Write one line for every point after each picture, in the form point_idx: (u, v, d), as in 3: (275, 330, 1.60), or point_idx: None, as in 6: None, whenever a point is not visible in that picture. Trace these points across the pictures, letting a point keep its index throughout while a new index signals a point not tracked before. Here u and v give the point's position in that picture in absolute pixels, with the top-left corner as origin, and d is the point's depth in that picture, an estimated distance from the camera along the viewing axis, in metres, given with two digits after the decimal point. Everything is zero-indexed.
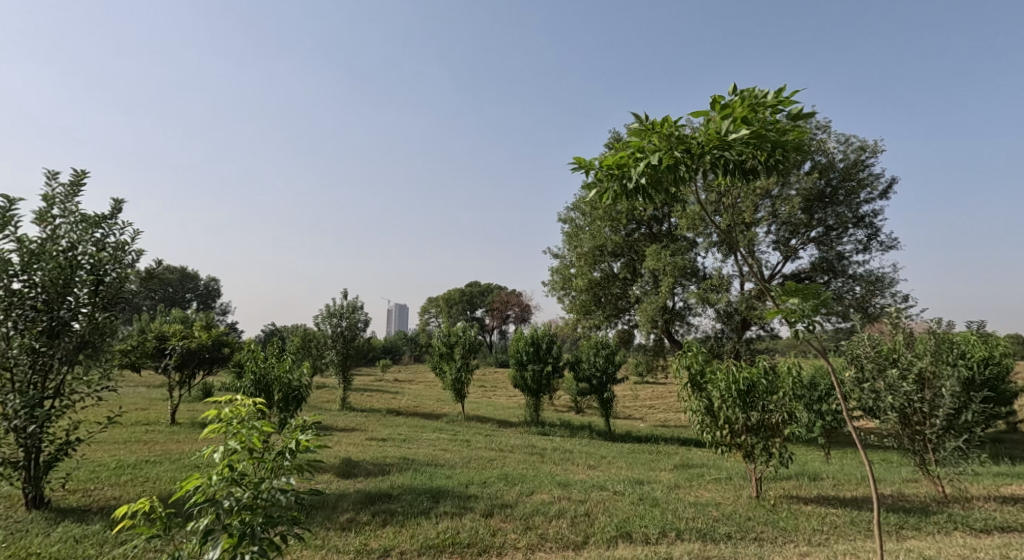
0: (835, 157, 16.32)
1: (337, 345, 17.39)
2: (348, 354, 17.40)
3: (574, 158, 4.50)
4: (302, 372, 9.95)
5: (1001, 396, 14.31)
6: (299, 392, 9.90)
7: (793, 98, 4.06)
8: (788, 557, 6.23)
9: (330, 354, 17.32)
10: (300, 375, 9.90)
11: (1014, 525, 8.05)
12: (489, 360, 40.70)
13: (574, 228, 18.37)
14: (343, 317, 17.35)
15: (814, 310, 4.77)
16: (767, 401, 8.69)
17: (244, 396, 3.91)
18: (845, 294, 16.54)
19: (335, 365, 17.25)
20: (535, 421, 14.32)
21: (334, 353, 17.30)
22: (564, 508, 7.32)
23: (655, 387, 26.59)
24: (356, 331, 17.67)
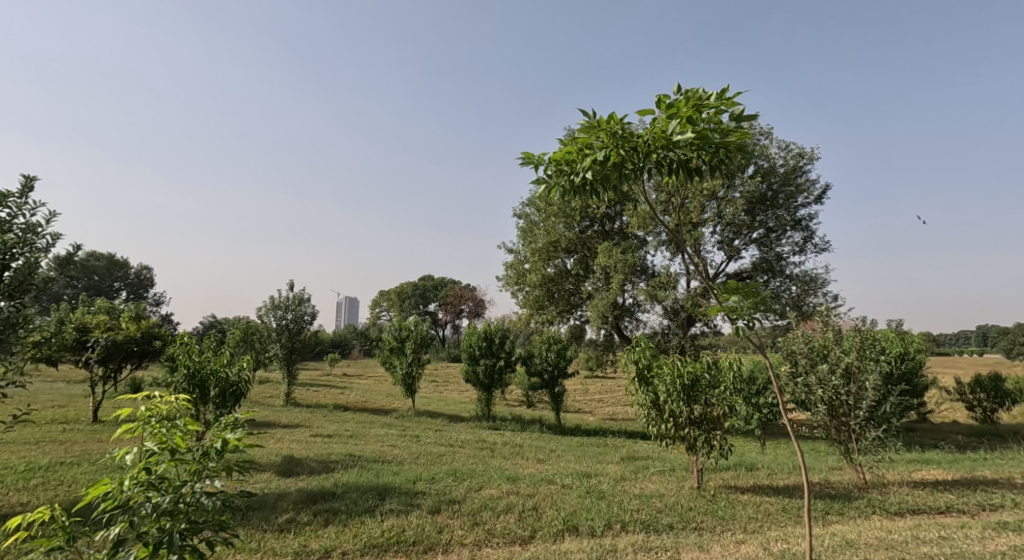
0: (776, 162, 16.96)
1: (282, 338, 16.86)
2: (293, 347, 16.90)
3: (523, 152, 4.40)
4: (240, 367, 9.69)
5: (916, 389, 15.28)
6: (237, 387, 9.76)
7: (735, 99, 4.10)
8: (726, 545, 6.41)
9: (274, 348, 16.78)
10: (238, 370, 9.66)
11: (925, 507, 8.57)
12: (441, 355, 40.46)
13: (528, 224, 18.40)
14: (288, 309, 16.89)
15: (753, 308, 4.87)
16: (710, 395, 8.96)
17: (164, 394, 3.72)
18: (782, 293, 17.24)
19: (279, 360, 16.72)
20: (487, 416, 14.28)
21: (279, 347, 16.74)
22: (512, 503, 7.33)
23: (604, 381, 27.05)
24: (303, 324, 17.19)
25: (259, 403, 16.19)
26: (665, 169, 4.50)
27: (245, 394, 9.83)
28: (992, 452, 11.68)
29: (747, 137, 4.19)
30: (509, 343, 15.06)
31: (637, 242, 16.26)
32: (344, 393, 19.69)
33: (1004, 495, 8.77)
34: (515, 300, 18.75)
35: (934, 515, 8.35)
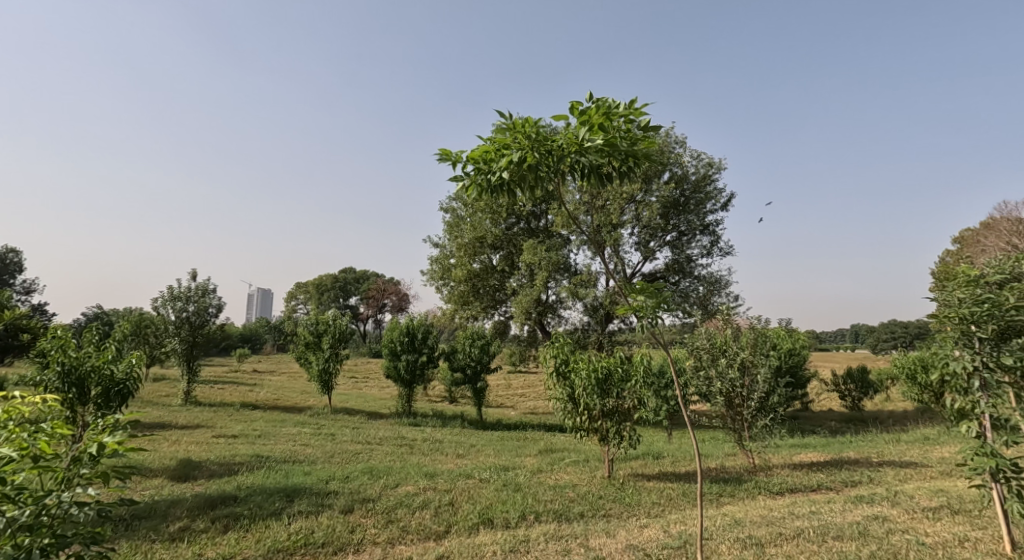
0: (688, 170, 17.98)
1: (181, 332, 16.00)
2: (194, 342, 16.12)
3: (441, 148, 4.17)
4: (129, 363, 9.14)
5: (800, 381, 16.78)
6: (124, 387, 9.10)
7: (643, 110, 4.31)
8: (631, 528, 6.74)
9: (171, 343, 15.90)
10: (126, 367, 9.08)
11: (802, 486, 9.53)
12: (360, 351, 39.72)
13: (454, 219, 18.42)
14: (190, 301, 16.08)
15: (657, 307, 5.22)
16: (621, 388, 9.51)
17: (26, 393, 3.43)
18: (691, 292, 18.35)
19: (177, 355, 15.89)
20: (407, 412, 14.25)
21: (178, 341, 15.83)
22: (427, 499, 7.45)
23: (526, 376, 27.61)
24: (207, 318, 16.35)
25: (153, 403, 15.35)
26: (578, 172, 4.64)
27: (133, 392, 9.15)
28: (862, 435, 13.09)
29: (653, 147, 4.42)
30: (433, 338, 14.97)
31: (561, 241, 16.69)
32: (254, 391, 18.93)
33: (862, 472, 9.93)
34: (439, 294, 18.76)
35: (808, 492, 9.29)
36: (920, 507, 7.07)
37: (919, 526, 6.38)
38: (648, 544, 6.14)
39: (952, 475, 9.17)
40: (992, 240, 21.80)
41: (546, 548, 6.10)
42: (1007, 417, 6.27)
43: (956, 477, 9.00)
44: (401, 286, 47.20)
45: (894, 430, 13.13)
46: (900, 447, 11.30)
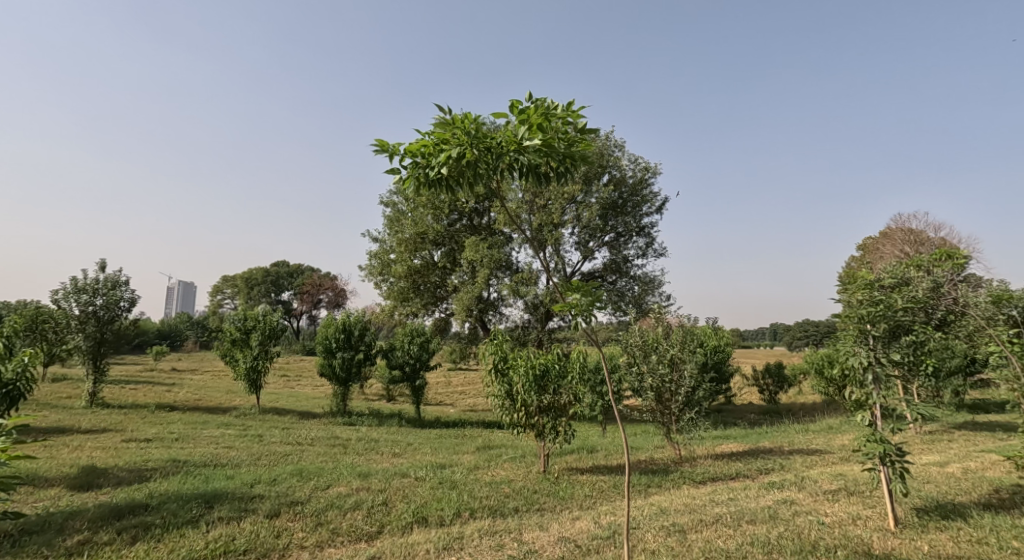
0: (626, 173, 18.55)
1: (86, 327, 15.09)
2: (101, 338, 15.26)
3: (377, 140, 4.08)
4: (21, 362, 7.30)
5: (725, 377, 17.71)
6: (14, 388, 7.36)
7: (581, 112, 4.32)
8: (564, 522, 6.90)
9: (75, 340, 14.96)
10: (19, 367, 7.27)
11: (723, 476, 10.10)
12: (293, 349, 38.63)
13: (395, 213, 18.17)
14: (97, 293, 15.16)
15: (591, 305, 5.42)
16: (557, 384, 9.78)
17: None
18: (626, 292, 18.99)
19: (82, 353, 14.98)
20: (341, 411, 14.04)
21: (83, 338, 14.98)
22: (361, 500, 7.22)
23: (464, 374, 27.73)
24: (116, 313, 15.51)
25: (53, 405, 14.41)
26: (517, 170, 4.63)
27: (26, 395, 7.48)
28: (775, 426, 14.02)
29: (590, 149, 4.44)
30: (370, 335, 14.88)
31: (503, 238, 16.87)
32: (172, 391, 18.13)
33: (776, 460, 10.64)
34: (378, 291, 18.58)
35: (728, 481, 9.88)
36: (821, 490, 7.75)
37: (820, 507, 6.97)
38: (579, 536, 6.39)
39: (850, 460, 10.04)
40: (890, 246, 23.79)
41: (480, 543, 6.18)
42: (895, 407, 7.01)
43: (854, 462, 9.87)
44: (336, 282, 46.20)
45: (804, 421, 14.14)
46: (808, 436, 12.22)
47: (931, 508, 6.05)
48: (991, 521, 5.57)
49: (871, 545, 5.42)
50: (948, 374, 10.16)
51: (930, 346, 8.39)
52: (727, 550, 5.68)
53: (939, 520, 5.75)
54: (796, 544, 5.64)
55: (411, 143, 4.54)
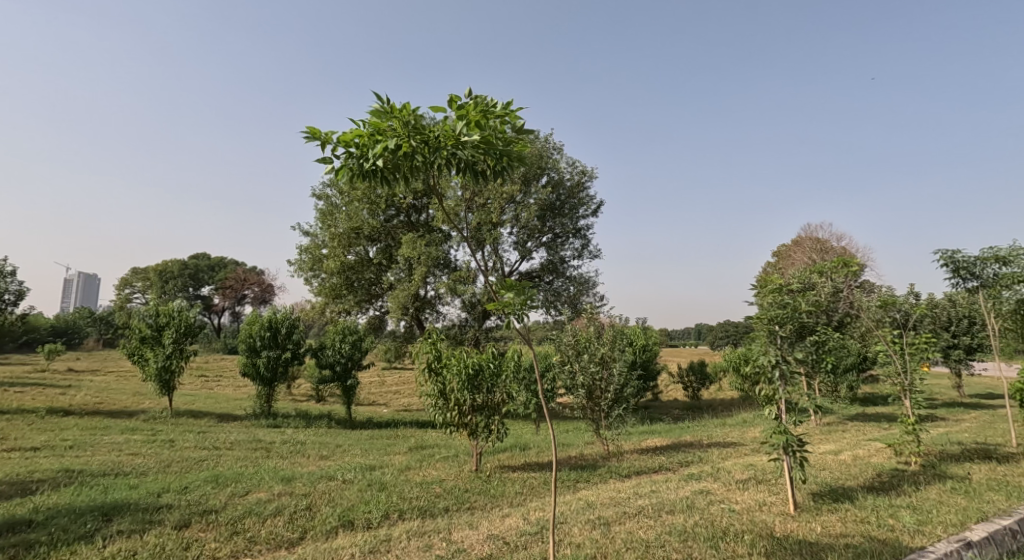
0: (564, 176, 18.98)
1: None
2: None
3: (309, 126, 3.99)
4: None
5: (652, 375, 18.43)
6: None
7: (519, 113, 4.43)
8: (493, 520, 7.06)
9: None
10: None
11: (647, 469, 10.57)
12: (213, 349, 36.90)
13: (329, 207, 17.75)
14: None
15: (524, 304, 5.58)
16: (491, 384, 9.93)
17: None
18: (562, 292, 19.43)
19: None
20: (266, 413, 13.66)
21: None
22: (283, 505, 7.06)
23: (398, 373, 27.45)
24: (3, 308, 14.35)
25: None
26: (454, 166, 4.69)
27: None
28: (697, 421, 14.77)
29: (527, 149, 4.56)
30: (298, 334, 14.50)
31: (442, 236, 16.93)
32: (67, 395, 16.88)
33: (696, 453, 11.22)
34: (309, 287, 18.12)
35: (651, 474, 10.34)
36: (734, 480, 8.28)
37: (732, 496, 7.47)
38: (507, 533, 6.57)
39: (760, 451, 10.77)
40: (799, 253, 25.48)
41: (408, 545, 6.23)
42: (797, 402, 7.63)
43: (763, 453, 10.59)
44: (263, 277, 44.50)
45: (721, 415, 14.99)
46: (725, 430, 12.97)
47: (824, 492, 6.63)
48: (874, 502, 6.18)
49: (774, 529, 5.89)
50: (845, 371, 11.08)
51: (830, 345, 9.18)
52: (646, 540, 5.99)
53: (831, 503, 6.31)
54: (708, 531, 6.04)
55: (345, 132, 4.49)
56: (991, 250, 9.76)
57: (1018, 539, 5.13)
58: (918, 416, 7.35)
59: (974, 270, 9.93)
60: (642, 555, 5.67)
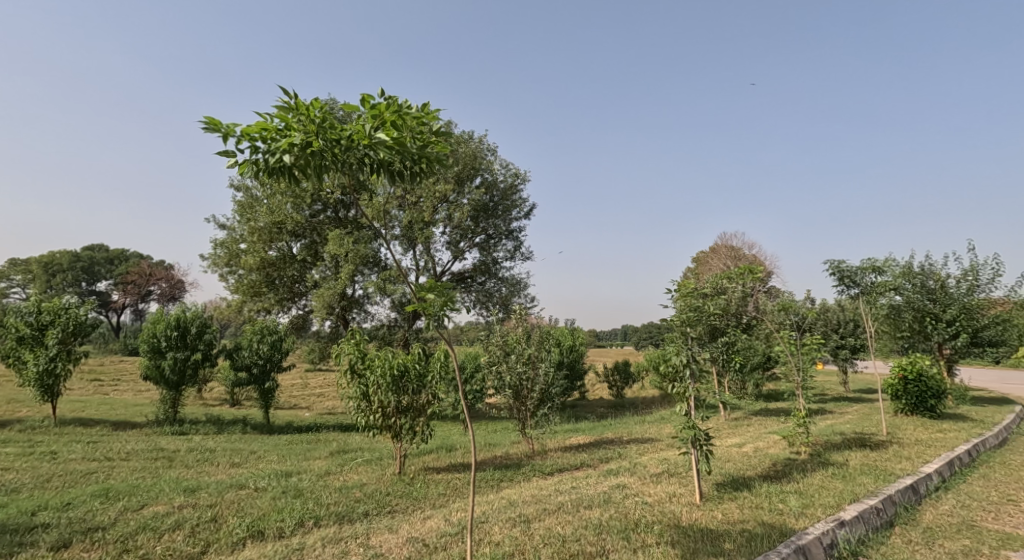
0: (498, 178, 19.08)
1: None
2: None
3: (208, 117, 3.82)
4: None
5: (579, 374, 18.81)
6: None
7: (435, 115, 4.45)
8: (414, 522, 7.01)
9: None
10: None
11: (569, 466, 10.81)
12: (111, 350, 34.23)
13: (248, 198, 17.02)
14: None
15: (444, 306, 5.48)
16: (416, 385, 9.85)
17: None
18: (494, 292, 19.54)
19: None
20: (171, 419, 12.89)
21: None
22: (184, 518, 6.73)
23: (323, 375, 26.69)
24: None
25: None
26: (368, 166, 4.64)
27: None
28: (618, 418, 15.24)
29: (444, 152, 4.58)
30: (209, 334, 13.72)
31: (372, 234, 16.66)
32: None
33: (616, 450, 11.58)
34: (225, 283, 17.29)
35: (573, 471, 10.58)
36: (648, 473, 8.61)
37: (645, 489, 7.79)
38: (428, 535, 6.56)
39: (675, 447, 11.28)
40: (716, 259, 26.80)
41: (322, 552, 6.10)
42: (706, 400, 8.02)
43: (678, 448, 11.07)
44: (171, 272, 41.84)
45: (642, 413, 15.57)
46: (644, 427, 13.46)
47: (727, 482, 7.05)
48: (768, 489, 6.63)
49: (680, 519, 6.19)
50: (751, 369, 11.78)
51: (738, 346, 9.72)
52: (563, 535, 6.15)
53: (732, 492, 6.71)
54: (622, 523, 6.28)
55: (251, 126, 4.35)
56: (870, 260, 10.66)
57: (882, 515, 5.66)
58: (808, 409, 7.94)
59: (856, 278, 10.78)
60: (557, 550, 5.79)
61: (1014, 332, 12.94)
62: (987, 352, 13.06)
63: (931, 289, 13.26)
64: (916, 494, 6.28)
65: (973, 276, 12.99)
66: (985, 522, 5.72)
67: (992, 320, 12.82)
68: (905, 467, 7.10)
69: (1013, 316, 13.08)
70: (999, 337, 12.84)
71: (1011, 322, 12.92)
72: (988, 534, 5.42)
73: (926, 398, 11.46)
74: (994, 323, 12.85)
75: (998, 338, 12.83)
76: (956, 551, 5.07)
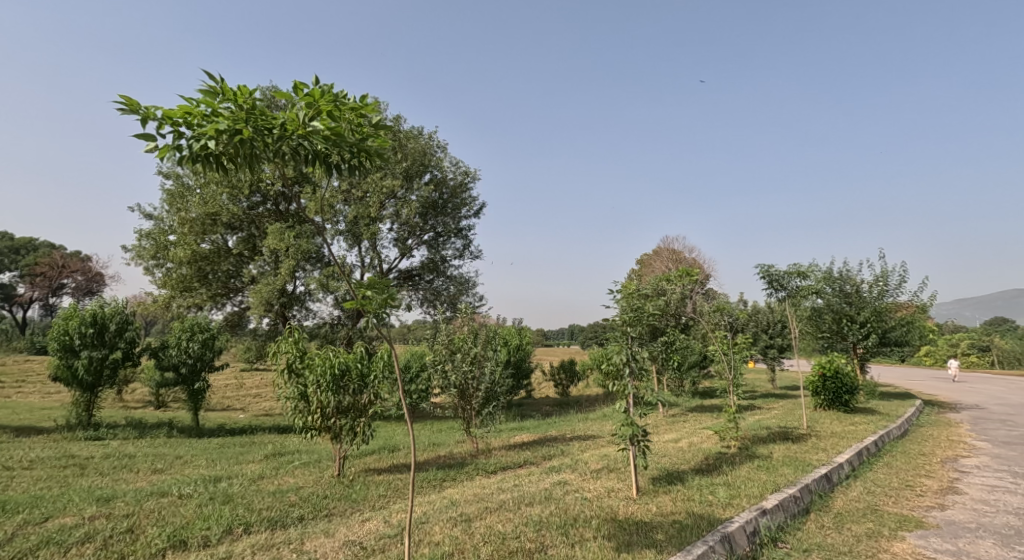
0: (447, 175, 18.91)
1: None
2: None
3: (124, 98, 3.57)
4: None
5: (526, 373, 18.86)
6: None
7: (373, 107, 4.34)
8: (351, 525, 6.84)
9: None
10: None
11: (512, 464, 10.83)
12: (19, 349, 31.79)
13: (178, 187, 16.24)
14: None
15: (383, 303, 5.31)
16: (356, 384, 9.64)
17: None
18: (442, 291, 19.40)
19: None
20: (84, 423, 12.15)
21: None
22: (95, 529, 6.34)
23: (260, 375, 25.76)
24: None
25: None
26: (302, 157, 4.47)
27: None
28: (562, 417, 15.39)
29: (382, 144, 4.48)
30: (130, 332, 12.89)
31: (314, 229, 15.85)
32: None
33: (558, 447, 11.68)
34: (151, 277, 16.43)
35: (516, 468, 10.60)
36: (589, 470, 8.72)
37: (585, 485, 7.89)
38: (365, 537, 6.42)
39: (616, 443, 11.48)
40: (658, 261, 27.51)
41: None
42: (643, 396, 8.16)
43: (618, 444, 11.26)
44: (88, 264, 39.30)
45: (587, 410, 15.74)
46: (587, 424, 13.65)
47: (662, 476, 7.22)
48: (699, 482, 6.84)
49: (617, 513, 6.29)
50: (688, 367, 12.11)
51: (676, 345, 9.97)
52: (503, 533, 6.13)
53: (666, 486, 6.87)
54: (561, 519, 6.33)
55: (174, 110, 4.11)
56: (795, 265, 11.16)
57: (799, 503, 5.92)
58: (738, 405, 8.23)
59: (783, 282, 11.25)
60: (497, 548, 5.76)
61: (916, 333, 13.79)
62: (895, 351, 13.91)
63: (848, 293, 14.02)
64: (830, 482, 6.61)
65: (883, 281, 13.79)
66: (886, 506, 6.08)
67: (898, 322, 13.66)
68: (821, 457, 7.48)
69: (916, 319, 13.94)
70: (903, 338, 13.68)
71: (914, 325, 13.78)
72: (888, 517, 5.77)
73: (841, 394, 12.13)
74: (900, 324, 13.69)
75: (903, 338, 13.67)
76: (861, 533, 5.36)
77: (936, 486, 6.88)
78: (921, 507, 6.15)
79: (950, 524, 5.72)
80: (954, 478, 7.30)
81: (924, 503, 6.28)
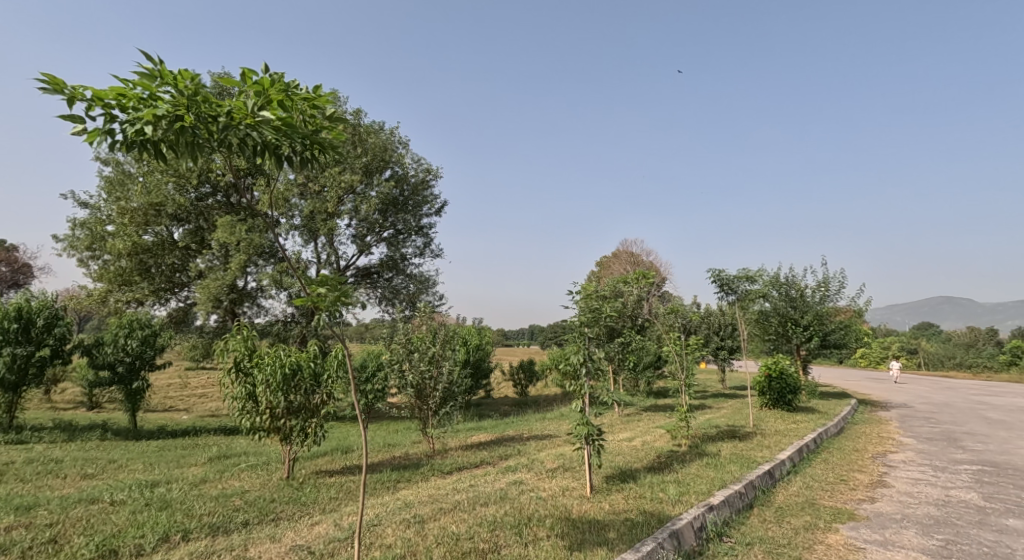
0: (408, 172, 18.66)
1: None
2: None
3: (46, 75, 3.32)
4: None
5: (485, 372, 18.73)
6: None
7: (328, 99, 4.15)
8: (299, 530, 6.61)
9: None
10: None
11: (467, 464, 10.72)
12: None
13: (119, 175, 15.50)
14: None
15: (336, 301, 5.10)
16: (308, 384, 9.36)
17: None
18: (401, 289, 19.10)
19: None
20: (6, 426, 11.64)
21: None
22: (12, 541, 5.93)
23: (207, 375, 24.87)
24: None
25: None
26: (249, 147, 4.26)
27: None
28: (519, 417, 15.34)
29: (338, 138, 4.30)
30: (60, 328, 12.16)
31: (268, 222, 15.35)
32: None
33: (515, 447, 11.61)
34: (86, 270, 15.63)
35: (472, 469, 10.49)
36: (545, 469, 8.67)
37: (540, 484, 7.85)
38: (314, 542, 6.20)
39: (572, 443, 11.50)
40: (615, 263, 27.82)
41: None
42: (598, 396, 8.17)
43: (573, 443, 11.28)
44: (15, 255, 37.09)
45: (546, 410, 15.72)
46: (543, 424, 13.65)
47: (615, 475, 7.22)
48: (650, 480, 6.89)
49: (570, 512, 6.26)
50: (643, 368, 12.23)
51: (631, 345, 10.02)
52: (457, 533, 6.02)
53: (620, 485, 6.89)
54: (515, 519, 6.27)
55: (106, 90, 3.86)
56: (744, 269, 11.41)
57: (743, 499, 6.01)
58: (689, 404, 8.34)
59: (734, 286, 11.48)
60: (450, 549, 5.65)
61: (854, 335, 14.33)
62: (834, 353, 14.40)
63: (793, 297, 14.39)
64: (772, 478, 6.75)
65: (825, 286, 14.25)
66: (823, 500, 6.24)
67: (837, 325, 14.16)
68: (765, 454, 7.64)
69: (854, 322, 14.49)
70: (843, 340, 14.19)
71: (852, 328, 14.30)
72: (824, 510, 5.92)
73: (785, 393, 12.47)
74: (839, 327, 14.20)
75: (841, 341, 14.18)
76: (799, 526, 5.47)
77: (868, 480, 7.13)
78: (853, 500, 6.34)
79: (878, 516, 5.91)
80: (884, 472, 7.58)
81: (856, 496, 6.48)
